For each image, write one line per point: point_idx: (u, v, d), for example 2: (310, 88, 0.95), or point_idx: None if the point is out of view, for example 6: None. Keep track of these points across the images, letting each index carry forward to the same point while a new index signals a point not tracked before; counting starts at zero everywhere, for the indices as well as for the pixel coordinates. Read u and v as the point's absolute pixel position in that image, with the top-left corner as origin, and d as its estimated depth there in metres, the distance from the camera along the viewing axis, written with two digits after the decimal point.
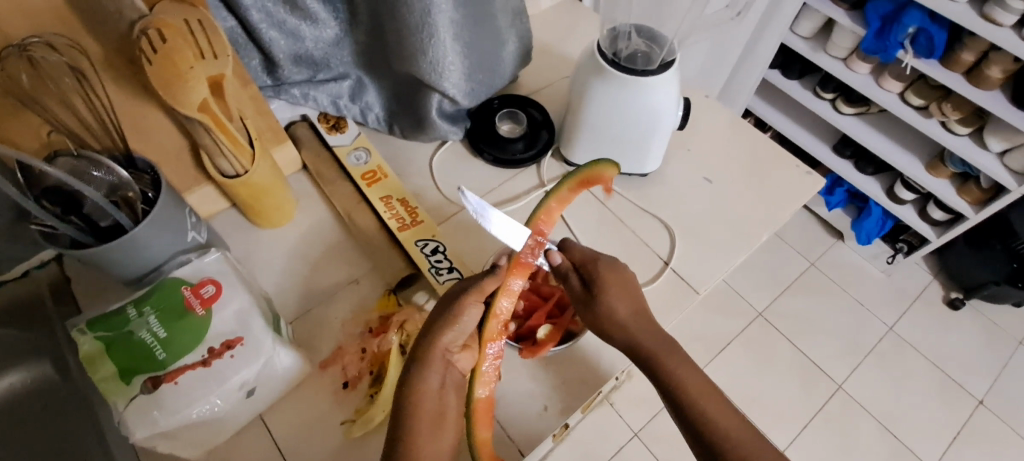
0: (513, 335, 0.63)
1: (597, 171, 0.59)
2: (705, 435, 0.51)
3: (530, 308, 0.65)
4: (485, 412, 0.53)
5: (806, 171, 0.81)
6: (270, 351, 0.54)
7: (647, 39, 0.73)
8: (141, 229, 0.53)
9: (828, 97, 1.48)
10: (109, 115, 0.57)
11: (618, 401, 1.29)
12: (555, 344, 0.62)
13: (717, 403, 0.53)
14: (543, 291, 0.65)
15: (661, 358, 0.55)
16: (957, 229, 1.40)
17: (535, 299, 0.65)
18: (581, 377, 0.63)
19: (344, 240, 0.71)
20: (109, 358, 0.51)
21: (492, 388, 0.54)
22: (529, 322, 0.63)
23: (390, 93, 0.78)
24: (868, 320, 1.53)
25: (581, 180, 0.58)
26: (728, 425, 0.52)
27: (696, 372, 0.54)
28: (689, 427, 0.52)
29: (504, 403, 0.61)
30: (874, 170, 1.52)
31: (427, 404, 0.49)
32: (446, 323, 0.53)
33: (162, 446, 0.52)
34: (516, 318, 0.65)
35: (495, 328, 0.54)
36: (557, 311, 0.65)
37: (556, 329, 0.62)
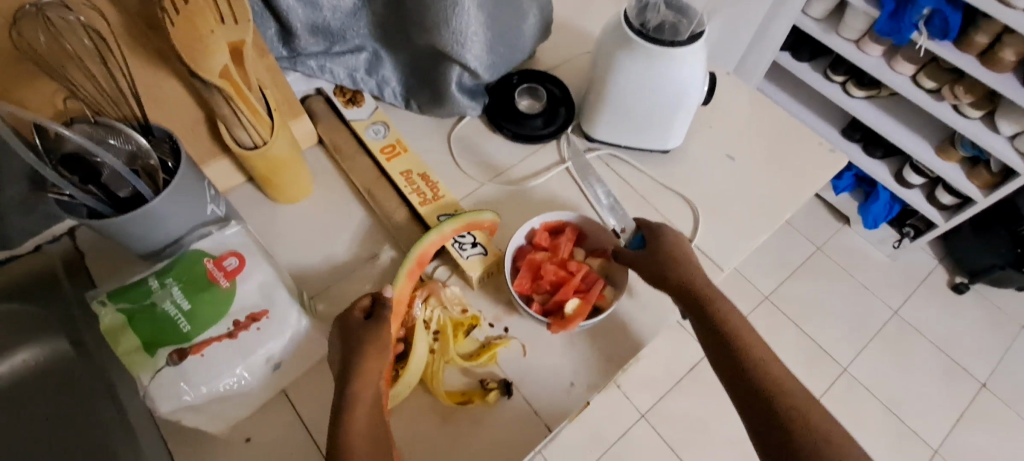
0: (540, 310, 0.62)
1: (473, 218, 0.63)
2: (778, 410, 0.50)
3: (557, 283, 0.63)
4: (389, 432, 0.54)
5: (828, 149, 0.81)
6: (295, 323, 0.53)
7: (674, 10, 0.70)
8: (162, 200, 0.51)
9: (838, 80, 1.47)
10: (124, 82, 0.55)
11: (625, 383, 1.29)
12: (584, 319, 0.60)
13: (776, 365, 0.54)
14: (571, 265, 0.63)
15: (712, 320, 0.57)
16: (966, 212, 1.42)
17: (563, 273, 0.63)
18: (606, 353, 0.63)
19: (365, 216, 0.70)
20: (132, 331, 0.49)
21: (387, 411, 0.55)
22: (557, 297, 0.62)
23: (408, 66, 0.76)
24: (873, 304, 1.53)
25: (463, 225, 0.63)
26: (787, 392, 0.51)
27: (754, 335, 0.56)
28: (754, 414, 0.51)
29: (530, 379, 0.60)
30: (882, 153, 1.51)
31: (358, 416, 0.49)
32: (369, 345, 0.52)
33: (188, 420, 0.50)
34: (543, 293, 0.63)
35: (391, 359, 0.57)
36: (584, 285, 0.63)
37: (585, 304, 0.61)
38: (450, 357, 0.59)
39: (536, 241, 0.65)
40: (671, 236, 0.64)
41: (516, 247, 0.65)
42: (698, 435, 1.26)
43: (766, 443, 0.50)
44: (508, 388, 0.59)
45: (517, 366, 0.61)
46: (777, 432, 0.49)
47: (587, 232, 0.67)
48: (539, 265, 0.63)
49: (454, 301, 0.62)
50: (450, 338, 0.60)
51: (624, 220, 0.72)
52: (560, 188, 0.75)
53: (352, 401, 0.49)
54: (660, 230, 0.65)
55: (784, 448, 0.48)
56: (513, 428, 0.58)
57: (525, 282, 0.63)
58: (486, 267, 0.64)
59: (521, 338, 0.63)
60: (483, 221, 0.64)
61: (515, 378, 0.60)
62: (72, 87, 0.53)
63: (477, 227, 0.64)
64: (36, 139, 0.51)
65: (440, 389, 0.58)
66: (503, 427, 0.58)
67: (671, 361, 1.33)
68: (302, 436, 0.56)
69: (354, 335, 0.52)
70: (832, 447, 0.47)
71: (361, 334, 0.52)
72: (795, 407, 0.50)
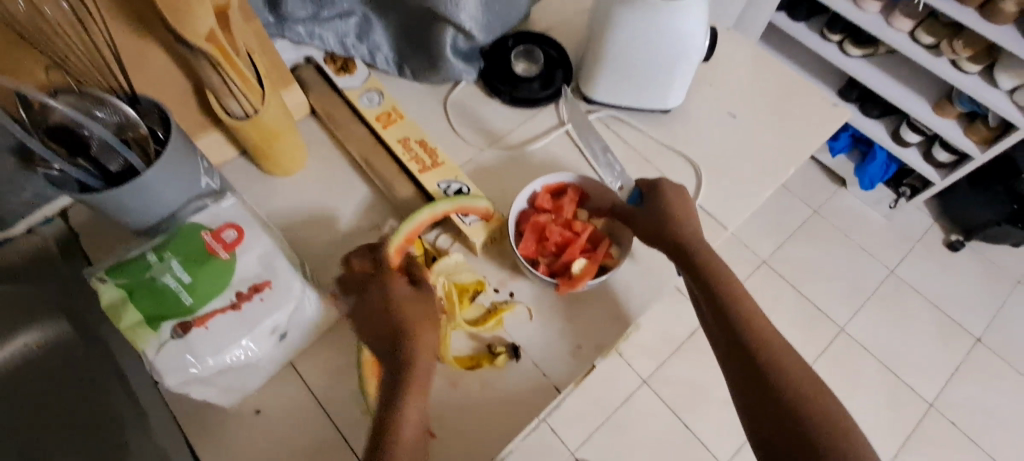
0: (547, 271, 0.62)
1: (468, 202, 0.62)
2: (766, 371, 0.52)
3: (562, 245, 0.62)
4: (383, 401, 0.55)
5: (830, 104, 0.79)
6: (299, 294, 0.52)
7: None
8: (155, 171, 0.50)
9: (836, 40, 1.45)
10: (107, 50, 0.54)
11: (626, 351, 1.30)
12: (592, 278, 0.60)
13: (768, 330, 0.55)
14: (575, 225, 0.63)
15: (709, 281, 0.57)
16: (962, 169, 1.42)
17: (567, 234, 0.62)
18: (612, 314, 0.63)
19: (362, 187, 0.69)
20: (133, 306, 0.48)
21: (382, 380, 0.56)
22: (564, 258, 0.61)
23: (399, 31, 0.74)
24: (870, 264, 1.54)
25: (456, 209, 0.62)
26: (778, 355, 0.53)
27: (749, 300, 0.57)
28: (743, 375, 0.53)
29: (537, 344, 0.61)
30: (879, 113, 1.51)
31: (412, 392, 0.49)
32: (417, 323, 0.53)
33: (196, 393, 0.50)
34: (548, 255, 0.62)
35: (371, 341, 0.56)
36: (590, 246, 0.63)
37: (592, 264, 0.61)
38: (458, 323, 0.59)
39: (538, 203, 0.64)
40: (670, 190, 0.64)
41: (518, 211, 0.64)
42: (700, 399, 1.27)
43: (750, 403, 0.52)
44: (515, 351, 0.59)
45: (524, 331, 0.61)
46: (766, 393, 0.51)
47: (590, 193, 0.66)
48: (543, 227, 0.62)
49: (460, 268, 0.62)
50: (456, 304, 0.59)
51: (623, 178, 0.71)
52: (561, 152, 0.73)
53: (404, 378, 0.49)
54: (661, 186, 0.64)
55: (773, 405, 0.50)
56: (518, 393, 0.58)
57: (529, 244, 0.62)
58: (490, 233, 0.63)
59: (526, 303, 0.62)
60: (475, 207, 0.62)
61: (522, 342, 0.60)
62: (53, 53, 0.51)
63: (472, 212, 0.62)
64: (22, 111, 0.49)
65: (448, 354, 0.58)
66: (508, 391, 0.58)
67: (671, 327, 1.34)
68: (310, 406, 0.56)
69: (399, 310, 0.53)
70: (819, 412, 0.49)
71: (415, 306, 0.54)
72: (782, 369, 0.52)
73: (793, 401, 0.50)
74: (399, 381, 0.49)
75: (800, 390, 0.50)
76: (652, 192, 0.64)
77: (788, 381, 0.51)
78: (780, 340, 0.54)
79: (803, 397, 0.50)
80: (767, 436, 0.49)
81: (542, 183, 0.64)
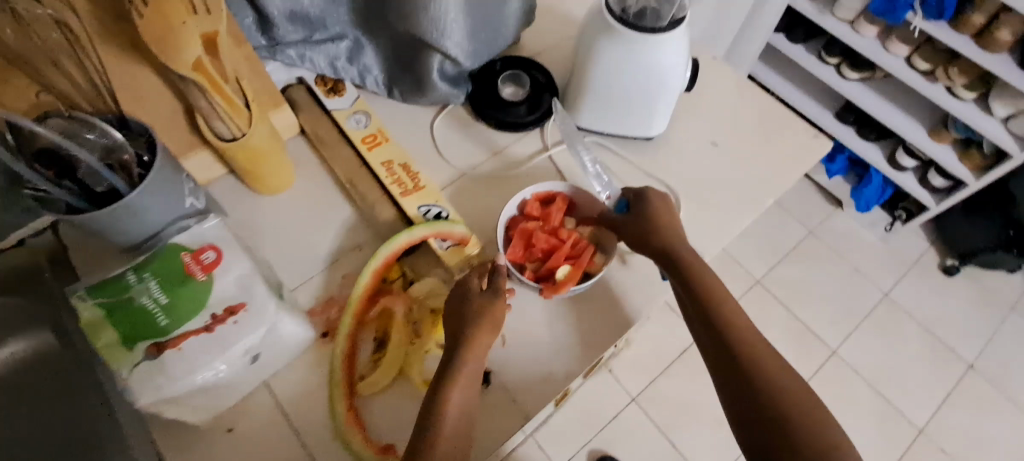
0: (533, 276, 0.65)
1: (446, 227, 0.64)
2: (750, 374, 0.54)
3: (548, 251, 0.66)
4: (354, 421, 0.57)
5: (814, 134, 0.80)
6: (272, 318, 0.53)
7: None
8: (139, 194, 0.52)
9: (833, 62, 1.46)
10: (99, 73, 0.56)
11: (616, 368, 1.30)
12: (574, 284, 0.64)
13: (755, 338, 0.57)
14: (561, 233, 0.66)
15: (697, 291, 0.59)
16: (956, 196, 1.42)
17: (553, 242, 0.65)
18: (604, 324, 0.66)
19: (347, 207, 0.70)
20: (112, 326, 0.50)
21: (354, 401, 0.58)
22: (548, 264, 0.65)
23: (390, 54, 0.75)
24: (863, 286, 1.54)
25: (433, 233, 0.63)
26: (763, 357, 0.56)
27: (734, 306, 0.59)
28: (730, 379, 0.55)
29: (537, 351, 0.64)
30: (875, 136, 1.52)
31: (457, 392, 0.52)
32: (479, 325, 0.56)
33: (169, 412, 0.51)
34: (535, 261, 0.66)
35: (343, 364, 0.59)
36: (575, 252, 0.66)
37: (575, 271, 0.64)
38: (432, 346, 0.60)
39: (527, 211, 0.67)
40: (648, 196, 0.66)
41: (507, 217, 0.67)
42: (688, 418, 1.28)
43: (736, 406, 0.54)
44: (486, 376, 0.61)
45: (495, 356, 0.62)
46: (750, 398, 0.53)
47: (578, 203, 0.69)
48: (531, 234, 0.66)
49: (436, 291, 0.62)
50: (429, 328, 0.61)
51: (611, 188, 0.72)
52: (543, 177, 0.75)
53: (451, 377, 0.53)
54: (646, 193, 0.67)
55: (757, 409, 0.53)
56: (522, 396, 0.61)
57: (517, 250, 0.65)
58: (467, 259, 0.64)
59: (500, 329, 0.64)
60: (454, 232, 0.64)
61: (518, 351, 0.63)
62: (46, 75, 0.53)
63: (450, 236, 0.64)
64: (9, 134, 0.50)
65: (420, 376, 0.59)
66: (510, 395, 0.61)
67: (662, 345, 1.34)
68: (282, 427, 0.58)
69: (474, 310, 0.56)
70: (799, 412, 0.52)
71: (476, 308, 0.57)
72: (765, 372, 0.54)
73: (776, 404, 0.52)
74: (447, 381, 0.53)
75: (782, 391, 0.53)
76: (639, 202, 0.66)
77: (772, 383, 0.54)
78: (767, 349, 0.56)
79: (787, 399, 0.52)
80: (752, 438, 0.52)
81: (532, 191, 0.68)
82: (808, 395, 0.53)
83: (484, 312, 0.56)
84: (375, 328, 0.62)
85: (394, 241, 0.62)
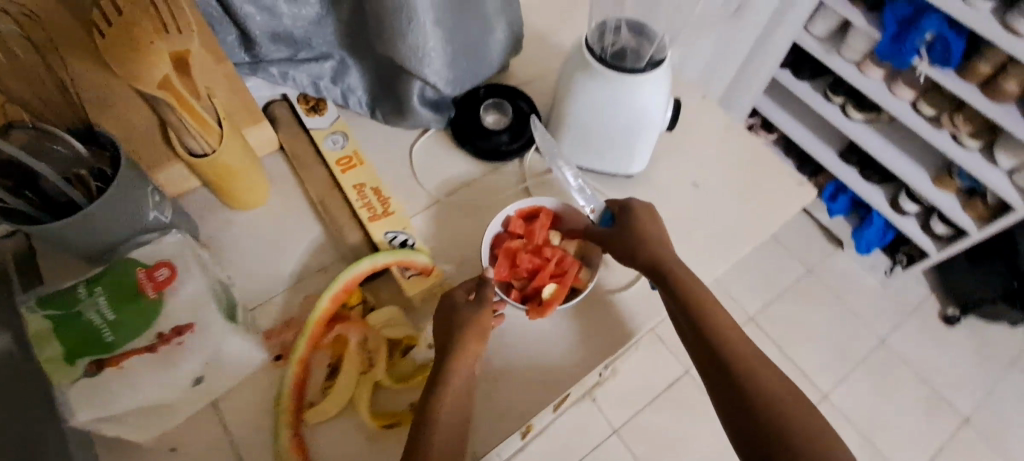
0: (519, 296, 0.65)
1: (409, 256, 0.63)
2: (740, 381, 0.55)
3: (534, 270, 0.65)
4: (296, 450, 0.57)
5: (798, 181, 0.79)
6: (219, 339, 0.54)
7: (634, 32, 0.68)
8: (97, 206, 0.52)
9: (838, 101, 1.42)
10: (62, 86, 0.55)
11: (600, 398, 1.27)
12: (560, 302, 0.64)
13: (741, 342, 0.58)
14: (546, 251, 0.65)
15: (688, 300, 0.60)
16: (958, 245, 1.39)
17: (538, 261, 0.65)
18: (595, 332, 0.68)
19: (317, 227, 0.70)
20: (58, 340, 0.50)
21: (299, 429, 0.58)
22: (534, 283, 0.64)
23: (374, 76, 0.75)
24: (859, 330, 1.51)
25: (396, 262, 0.63)
26: (752, 362, 0.56)
27: (722, 313, 0.60)
28: (721, 386, 0.56)
29: (529, 357, 0.66)
30: (879, 178, 1.48)
31: (447, 402, 0.54)
32: (465, 335, 0.57)
33: (108, 430, 0.51)
34: (520, 279, 0.65)
35: (292, 391, 0.58)
36: (560, 269, 0.65)
37: (561, 288, 0.64)
38: (381, 378, 0.59)
39: (511, 228, 0.66)
40: (633, 206, 0.66)
41: (493, 234, 0.66)
42: (669, 455, 1.25)
43: (730, 412, 0.55)
44: None
45: None
46: (741, 405, 0.54)
47: (564, 216, 0.69)
48: (515, 253, 0.65)
49: (393, 322, 0.62)
50: (382, 359, 0.60)
51: (594, 201, 0.71)
52: None
53: (440, 383, 0.55)
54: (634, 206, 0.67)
55: (748, 413, 0.53)
56: (517, 401, 0.63)
57: (502, 270, 0.64)
58: (426, 288, 0.64)
59: None
60: (417, 261, 0.63)
61: (510, 356, 0.65)
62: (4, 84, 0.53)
63: (410, 266, 0.63)
64: None
65: (366, 409, 0.58)
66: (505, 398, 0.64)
67: (648, 377, 1.31)
68: (227, 450, 0.57)
69: (459, 319, 0.58)
70: (792, 417, 0.52)
71: (461, 318, 0.58)
72: (754, 375, 0.55)
73: (767, 410, 0.53)
74: (436, 390, 0.55)
75: (773, 398, 0.53)
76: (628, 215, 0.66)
77: (762, 387, 0.54)
78: (755, 353, 0.57)
79: (780, 402, 0.53)
80: (748, 442, 0.52)
81: (513, 207, 0.67)
82: (800, 398, 0.54)
83: (470, 323, 0.58)
84: (329, 354, 0.61)
85: (353, 268, 0.61)
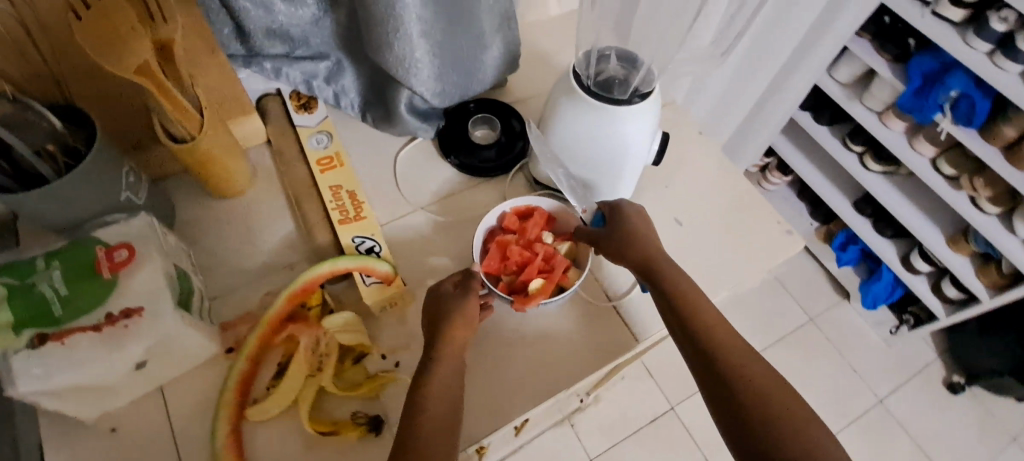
0: (506, 288, 0.64)
1: (367, 263, 0.63)
2: (733, 383, 0.53)
3: (522, 264, 0.65)
4: (232, 448, 0.56)
5: (787, 229, 0.76)
6: (167, 327, 0.53)
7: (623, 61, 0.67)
8: (63, 181, 0.53)
9: (857, 150, 1.32)
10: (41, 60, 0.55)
11: (579, 423, 1.23)
12: (547, 296, 0.63)
13: (729, 341, 0.56)
14: (536, 247, 0.65)
15: (683, 299, 0.58)
16: (967, 311, 1.31)
17: (527, 254, 0.64)
18: (587, 344, 0.66)
19: (291, 222, 0.70)
20: (8, 307, 0.50)
21: (237, 425, 0.57)
22: (522, 276, 0.64)
23: (368, 81, 0.76)
24: (856, 387, 1.44)
25: (359, 267, 0.63)
26: (748, 365, 0.54)
27: (717, 315, 0.58)
28: (714, 388, 0.54)
29: (516, 360, 0.64)
30: (892, 233, 1.40)
31: (439, 401, 0.52)
32: (449, 332, 0.56)
33: (46, 404, 0.51)
34: (509, 274, 0.65)
35: (235, 385, 0.58)
36: (548, 265, 0.65)
37: (548, 284, 0.63)
38: (325, 384, 0.59)
39: (504, 224, 0.66)
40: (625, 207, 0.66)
41: (486, 228, 0.67)
42: None
43: (724, 415, 0.53)
44: (377, 425, 0.59)
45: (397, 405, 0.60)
46: (733, 408, 0.52)
47: (556, 218, 0.69)
48: (506, 247, 0.65)
49: (347, 327, 0.61)
50: (330, 363, 0.60)
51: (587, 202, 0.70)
52: None
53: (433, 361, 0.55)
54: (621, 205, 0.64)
55: (740, 417, 0.51)
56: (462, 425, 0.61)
57: (491, 262, 0.64)
58: (387, 297, 0.63)
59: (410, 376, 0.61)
60: (378, 269, 0.63)
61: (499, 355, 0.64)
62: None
63: (370, 272, 0.63)
64: None
65: (306, 412, 0.57)
66: (493, 398, 0.62)
67: (630, 410, 1.27)
68: (165, 436, 0.57)
69: (450, 304, 0.58)
70: (787, 420, 0.50)
71: (451, 305, 0.58)
72: (748, 378, 0.53)
73: (758, 415, 0.51)
74: (423, 387, 0.53)
75: (768, 401, 0.51)
76: (618, 219, 0.65)
77: (758, 389, 0.52)
78: (746, 353, 0.55)
79: (775, 404, 0.51)
80: (742, 443, 0.51)
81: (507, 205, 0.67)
82: (798, 399, 0.52)
83: (453, 319, 0.57)
84: (281, 353, 0.62)
85: (315, 270, 0.62)
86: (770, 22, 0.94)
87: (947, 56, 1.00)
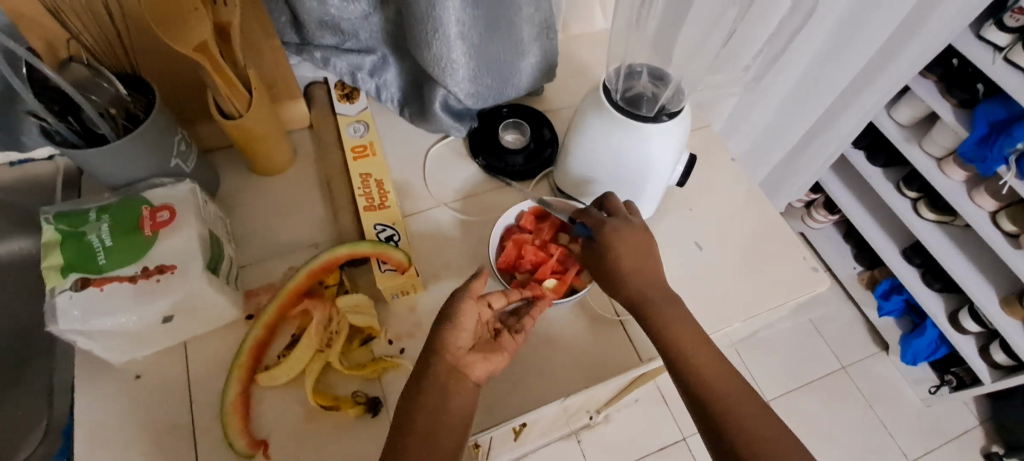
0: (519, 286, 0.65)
1: (381, 249, 0.65)
2: (732, 435, 0.51)
3: (537, 264, 0.66)
4: (240, 410, 0.59)
5: (811, 265, 0.74)
6: (194, 287, 0.57)
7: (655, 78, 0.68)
8: (122, 144, 0.58)
9: (910, 195, 1.24)
10: None
11: (586, 440, 1.22)
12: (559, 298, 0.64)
13: (715, 373, 0.55)
14: (550, 248, 0.66)
15: (674, 334, 0.57)
16: (1017, 379, 1.18)
17: (541, 254, 0.66)
18: (595, 356, 0.65)
19: (321, 204, 0.74)
20: (61, 251, 0.56)
21: (247, 387, 0.60)
22: (535, 276, 0.65)
23: (409, 77, 0.79)
24: (885, 445, 1.35)
25: (371, 253, 0.65)
26: (746, 412, 0.52)
27: (715, 360, 0.56)
28: (713, 438, 0.53)
29: (519, 363, 0.64)
30: (941, 287, 1.29)
31: (456, 406, 0.52)
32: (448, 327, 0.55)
33: (82, 343, 0.56)
34: (523, 272, 0.66)
35: (248, 349, 0.61)
36: (562, 267, 0.66)
37: (561, 285, 0.64)
38: (332, 360, 0.61)
39: (522, 223, 0.68)
40: (641, 220, 0.63)
41: (505, 226, 0.68)
42: None
43: None
44: (377, 406, 0.61)
45: (397, 389, 0.62)
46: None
47: None
48: (522, 245, 0.66)
49: (358, 309, 0.64)
50: (339, 341, 0.62)
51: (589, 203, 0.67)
52: None
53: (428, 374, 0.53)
54: (611, 228, 0.59)
55: None
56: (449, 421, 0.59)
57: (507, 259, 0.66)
58: (399, 285, 0.64)
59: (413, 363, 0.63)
60: (392, 256, 0.65)
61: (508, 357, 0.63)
62: (59, 18, 0.58)
63: (384, 258, 0.65)
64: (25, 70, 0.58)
65: (311, 385, 0.60)
66: (500, 395, 0.62)
67: (639, 435, 1.24)
68: (181, 389, 0.61)
69: (448, 302, 0.56)
70: None
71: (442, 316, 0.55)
72: (749, 431, 0.51)
73: None
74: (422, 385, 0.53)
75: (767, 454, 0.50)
76: None
77: (759, 445, 0.51)
78: (747, 399, 0.54)
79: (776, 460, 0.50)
80: None
81: (520, 208, 0.68)
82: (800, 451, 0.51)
83: (453, 310, 0.55)
84: (297, 326, 0.65)
85: (333, 251, 0.65)
86: (822, 53, 0.91)
87: (1018, 106, 0.93)
